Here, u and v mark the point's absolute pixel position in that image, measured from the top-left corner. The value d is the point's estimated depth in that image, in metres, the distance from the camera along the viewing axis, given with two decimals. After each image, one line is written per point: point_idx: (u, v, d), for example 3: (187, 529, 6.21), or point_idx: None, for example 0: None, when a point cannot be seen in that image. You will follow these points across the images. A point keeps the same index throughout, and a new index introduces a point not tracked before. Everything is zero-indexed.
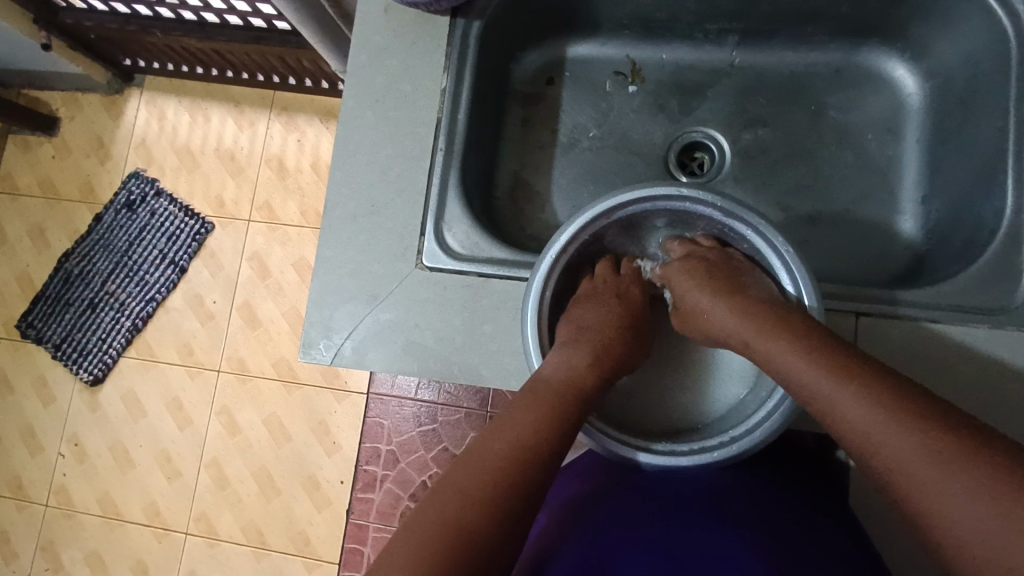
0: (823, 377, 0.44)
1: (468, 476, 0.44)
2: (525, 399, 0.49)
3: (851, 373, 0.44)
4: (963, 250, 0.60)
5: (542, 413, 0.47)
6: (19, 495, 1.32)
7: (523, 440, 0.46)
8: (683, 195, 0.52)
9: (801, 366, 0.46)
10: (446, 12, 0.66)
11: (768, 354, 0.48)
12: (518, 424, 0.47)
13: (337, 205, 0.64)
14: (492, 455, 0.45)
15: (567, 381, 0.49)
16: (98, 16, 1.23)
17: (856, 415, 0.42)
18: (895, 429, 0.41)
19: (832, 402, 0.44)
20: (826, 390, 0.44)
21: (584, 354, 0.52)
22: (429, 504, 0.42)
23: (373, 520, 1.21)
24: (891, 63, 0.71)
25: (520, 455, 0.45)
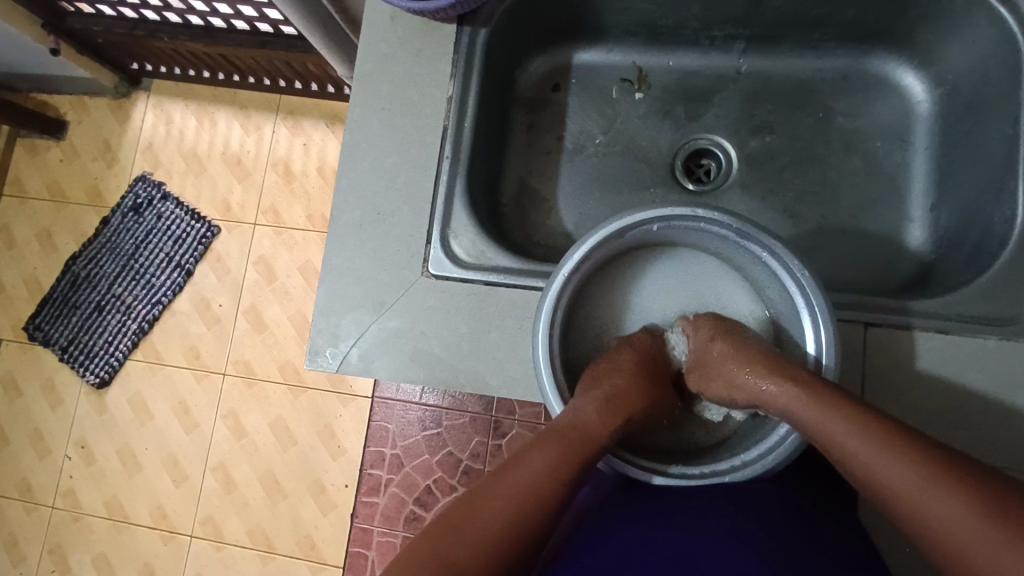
0: (872, 446, 0.42)
1: (464, 516, 0.43)
2: (534, 442, 0.48)
3: (903, 445, 0.41)
4: (971, 260, 0.60)
5: (549, 460, 0.46)
6: (27, 497, 1.33)
7: (529, 486, 0.44)
8: (697, 215, 0.52)
9: (847, 436, 0.43)
10: (452, 19, 0.66)
11: (789, 409, 0.47)
12: (526, 464, 0.46)
13: (343, 213, 0.65)
14: (492, 496, 0.44)
15: (574, 426, 0.48)
16: (105, 21, 1.23)
17: (911, 489, 0.40)
18: (954, 504, 0.38)
19: (884, 474, 0.41)
20: (879, 462, 0.41)
21: (599, 398, 0.51)
22: (421, 540, 0.42)
23: (378, 523, 1.21)
24: (899, 70, 0.70)
25: (521, 498, 0.44)
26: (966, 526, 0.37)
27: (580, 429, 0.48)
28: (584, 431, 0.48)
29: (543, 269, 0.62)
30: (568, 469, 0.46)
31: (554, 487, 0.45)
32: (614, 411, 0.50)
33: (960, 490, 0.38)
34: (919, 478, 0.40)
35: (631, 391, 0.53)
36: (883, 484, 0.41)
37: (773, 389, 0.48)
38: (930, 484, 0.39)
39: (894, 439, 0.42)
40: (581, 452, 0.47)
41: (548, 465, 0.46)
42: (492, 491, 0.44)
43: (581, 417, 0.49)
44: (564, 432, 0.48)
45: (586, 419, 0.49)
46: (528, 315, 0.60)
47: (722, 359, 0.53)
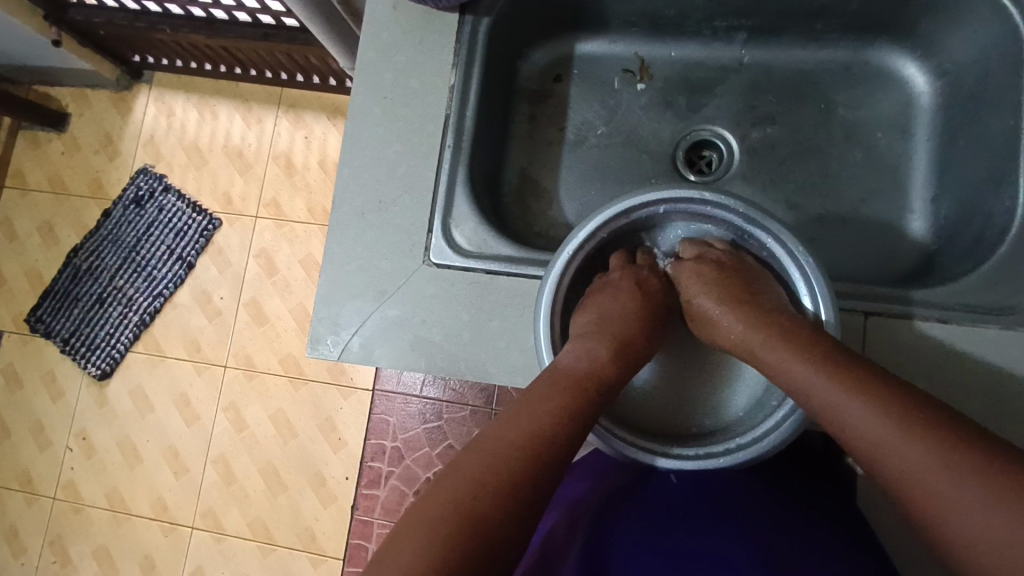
0: (865, 411, 0.43)
1: (481, 465, 0.43)
2: (542, 385, 0.48)
3: (894, 409, 0.42)
4: (971, 251, 0.60)
5: (561, 405, 0.47)
6: (28, 489, 1.33)
7: (541, 434, 0.45)
8: (705, 199, 0.52)
9: (820, 383, 0.45)
10: (454, 9, 0.66)
11: (783, 366, 0.47)
12: (537, 411, 0.46)
13: (345, 202, 0.65)
14: (507, 444, 0.44)
15: (585, 372, 0.49)
16: (107, 13, 1.23)
17: (903, 452, 0.41)
18: (944, 466, 0.39)
19: (877, 439, 0.42)
20: (872, 427, 0.42)
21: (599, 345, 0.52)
22: (439, 491, 0.42)
23: (378, 516, 1.21)
24: (902, 62, 0.70)
25: (536, 445, 0.45)
26: (954, 486, 0.38)
27: (589, 375, 0.49)
28: (593, 376, 0.49)
29: (544, 257, 0.62)
30: (580, 414, 0.47)
31: (566, 432, 0.46)
32: (620, 357, 0.52)
33: (949, 451, 0.39)
34: (910, 441, 0.41)
35: (631, 331, 0.54)
36: (875, 447, 0.42)
37: (768, 342, 0.49)
38: (920, 447, 0.40)
39: (885, 403, 0.43)
40: (590, 398, 0.48)
41: (561, 411, 0.46)
42: (497, 440, 0.45)
43: (593, 362, 0.50)
44: (573, 376, 0.49)
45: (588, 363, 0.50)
46: (528, 303, 0.60)
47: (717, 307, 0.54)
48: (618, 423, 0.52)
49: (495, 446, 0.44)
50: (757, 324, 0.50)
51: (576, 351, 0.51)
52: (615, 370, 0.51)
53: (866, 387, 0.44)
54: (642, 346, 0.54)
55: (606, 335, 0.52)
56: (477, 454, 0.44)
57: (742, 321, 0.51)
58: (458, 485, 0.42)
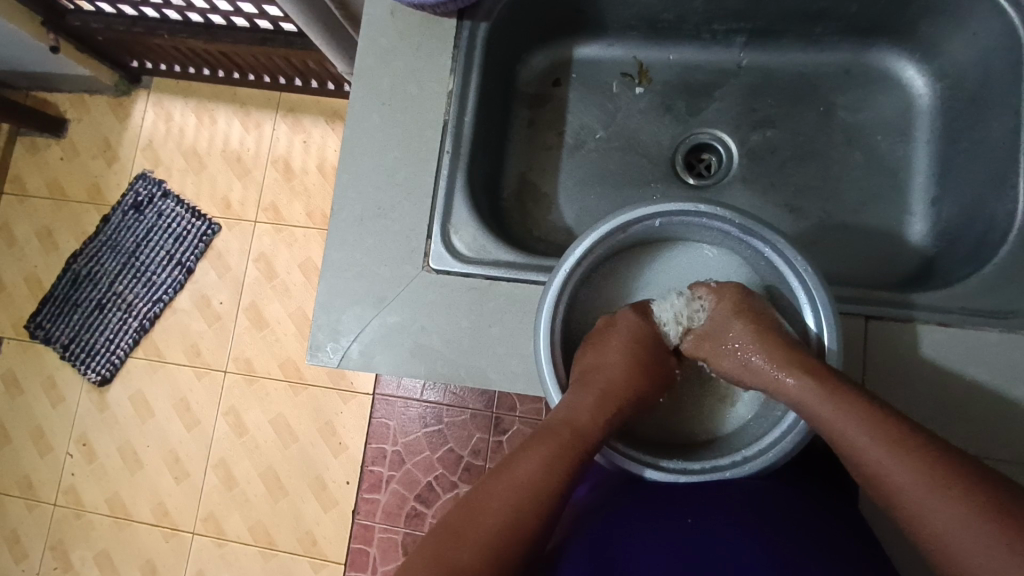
0: (884, 447, 0.43)
1: (465, 518, 0.44)
2: (530, 442, 0.49)
3: (913, 451, 0.42)
4: (972, 254, 0.60)
5: (544, 457, 0.47)
6: (29, 495, 1.33)
7: (525, 487, 0.46)
8: (700, 211, 0.52)
9: (857, 434, 0.44)
10: (452, 14, 0.66)
11: (800, 399, 0.47)
12: (522, 463, 0.47)
13: (344, 208, 0.64)
14: (492, 493, 0.46)
15: (564, 421, 0.49)
16: (105, 18, 1.23)
17: (918, 495, 0.41)
18: (957, 512, 0.39)
19: (892, 480, 0.42)
20: (888, 465, 0.42)
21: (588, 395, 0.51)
22: (426, 543, 0.44)
23: (379, 520, 1.21)
24: (901, 64, 0.70)
25: (515, 496, 0.45)
26: (965, 533, 0.39)
27: (571, 426, 0.49)
28: (575, 427, 0.49)
29: (544, 264, 0.61)
30: (563, 465, 0.47)
31: (552, 485, 0.46)
32: (606, 406, 0.51)
33: (965, 499, 0.39)
34: (926, 483, 0.41)
35: (621, 379, 0.52)
36: (891, 488, 0.42)
37: (798, 384, 0.47)
38: (936, 492, 0.40)
39: (903, 442, 0.42)
40: (573, 448, 0.48)
41: (543, 462, 0.47)
42: (484, 493, 0.46)
43: (575, 412, 0.50)
44: (554, 430, 0.49)
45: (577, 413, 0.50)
46: (529, 310, 0.60)
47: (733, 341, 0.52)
48: (628, 444, 0.52)
49: (481, 500, 0.45)
50: (774, 364, 0.49)
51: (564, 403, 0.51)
52: (599, 421, 0.50)
53: (884, 425, 0.43)
54: (633, 392, 0.53)
55: (589, 384, 0.52)
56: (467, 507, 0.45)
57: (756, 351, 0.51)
58: (447, 539, 0.43)
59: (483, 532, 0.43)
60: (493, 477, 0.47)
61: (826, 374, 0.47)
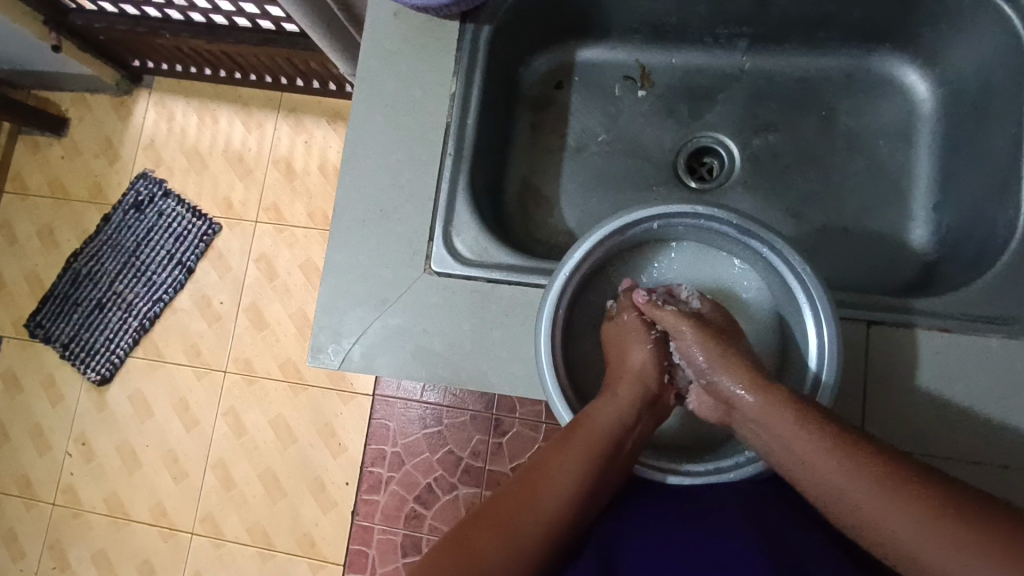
0: (846, 471, 0.43)
1: (504, 514, 0.45)
2: (565, 448, 0.49)
3: (892, 487, 0.42)
4: (975, 260, 0.60)
5: (580, 466, 0.48)
6: (27, 494, 1.33)
7: (564, 500, 0.46)
8: (698, 212, 0.52)
9: (814, 452, 0.45)
10: (456, 16, 0.66)
11: (772, 434, 0.47)
12: (559, 474, 0.47)
13: (346, 211, 0.65)
14: (533, 492, 0.46)
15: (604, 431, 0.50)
16: (107, 17, 1.23)
17: (885, 518, 0.41)
18: (941, 548, 0.39)
19: (872, 516, 0.42)
20: (865, 503, 0.42)
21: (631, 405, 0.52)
22: (468, 546, 0.43)
23: (378, 521, 1.21)
24: (904, 70, 0.70)
25: (554, 499, 0.46)
26: (920, 544, 0.40)
27: (609, 439, 0.49)
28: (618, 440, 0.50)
29: (546, 266, 0.61)
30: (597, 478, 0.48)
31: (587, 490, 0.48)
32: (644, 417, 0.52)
33: (918, 509, 0.40)
34: (910, 519, 0.40)
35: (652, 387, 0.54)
36: (857, 511, 0.43)
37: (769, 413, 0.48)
38: (919, 528, 0.40)
39: (879, 476, 0.42)
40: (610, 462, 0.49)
41: (580, 475, 0.47)
42: (526, 491, 0.46)
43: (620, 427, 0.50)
44: (596, 442, 0.49)
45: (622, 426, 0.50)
46: (530, 312, 0.60)
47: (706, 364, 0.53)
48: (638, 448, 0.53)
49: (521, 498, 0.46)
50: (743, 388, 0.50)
51: (610, 414, 0.51)
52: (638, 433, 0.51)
53: (860, 460, 0.43)
54: (661, 388, 0.55)
55: (632, 391, 0.53)
56: (507, 504, 0.46)
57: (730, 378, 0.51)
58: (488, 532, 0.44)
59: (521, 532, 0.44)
60: (531, 486, 0.47)
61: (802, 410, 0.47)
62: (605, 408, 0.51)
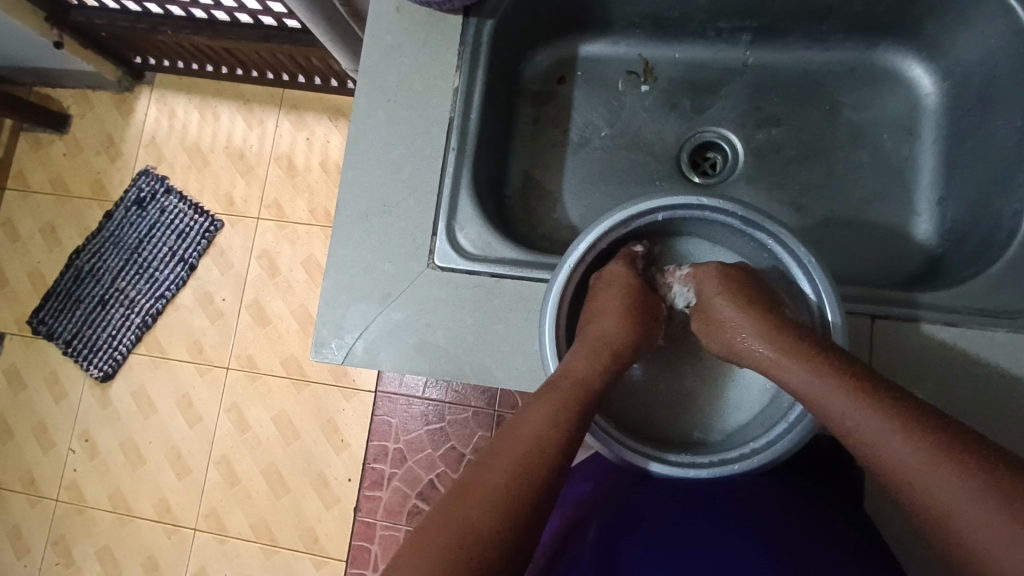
0: (846, 396, 0.44)
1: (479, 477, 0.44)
2: (532, 402, 0.49)
3: (910, 428, 0.42)
4: (979, 254, 0.60)
5: (548, 414, 0.47)
6: (31, 490, 1.33)
7: (530, 444, 0.46)
8: (702, 204, 0.52)
9: (815, 383, 0.46)
10: (458, 11, 0.66)
11: (792, 380, 0.47)
12: (526, 424, 0.47)
13: (349, 205, 0.64)
14: (504, 454, 0.45)
15: (563, 374, 0.49)
16: (109, 14, 1.23)
17: (882, 437, 0.43)
18: (954, 485, 0.40)
19: (889, 455, 0.42)
20: (883, 442, 0.42)
21: (586, 349, 0.51)
22: (443, 510, 0.43)
23: (381, 517, 1.21)
24: (908, 63, 0.70)
25: (528, 455, 0.45)
26: (920, 462, 0.41)
27: (572, 381, 0.49)
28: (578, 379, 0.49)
29: (549, 261, 0.61)
30: (566, 421, 0.47)
31: (557, 435, 0.46)
32: (601, 358, 0.51)
33: (914, 430, 0.42)
34: (925, 458, 0.41)
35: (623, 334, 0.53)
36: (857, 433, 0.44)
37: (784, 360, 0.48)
38: (934, 466, 0.41)
39: (896, 417, 0.43)
40: (577, 401, 0.48)
41: (547, 419, 0.47)
42: (498, 454, 0.46)
43: (581, 369, 0.50)
44: (557, 385, 0.49)
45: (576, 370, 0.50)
46: (533, 307, 0.60)
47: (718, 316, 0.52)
48: (638, 438, 0.52)
49: (494, 460, 0.45)
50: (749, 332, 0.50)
51: (565, 360, 0.50)
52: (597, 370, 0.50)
53: (880, 400, 0.44)
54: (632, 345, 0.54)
55: (589, 338, 0.52)
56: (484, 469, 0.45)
57: (741, 323, 0.50)
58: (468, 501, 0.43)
59: (501, 491, 0.43)
60: (504, 443, 0.46)
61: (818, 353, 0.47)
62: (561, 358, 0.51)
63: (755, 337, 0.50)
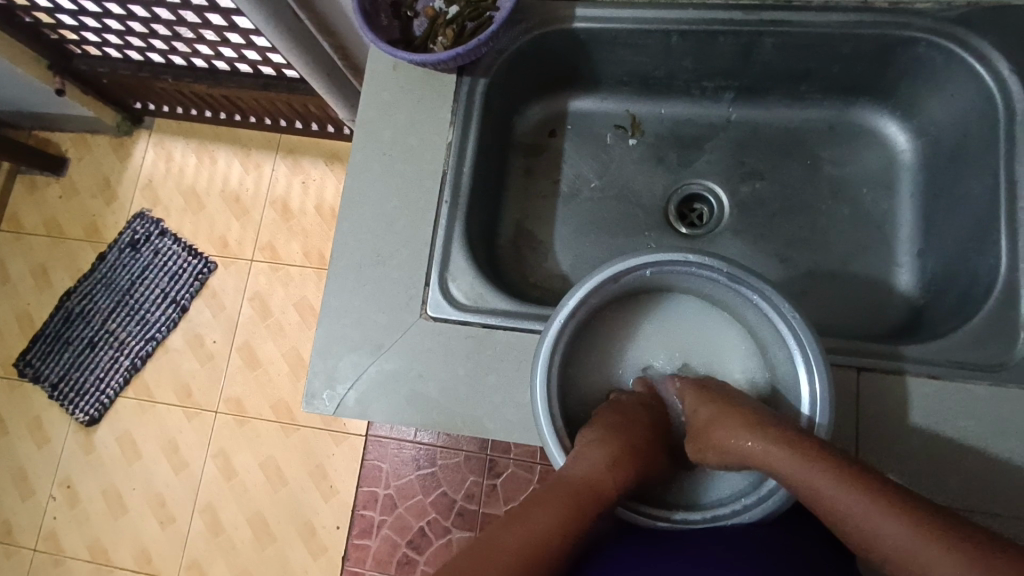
0: (880, 515, 0.43)
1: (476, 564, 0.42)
2: (542, 497, 0.48)
3: (891, 504, 0.43)
4: (959, 307, 0.61)
5: (561, 515, 0.46)
6: (8, 540, 1.29)
7: (537, 541, 0.44)
8: (689, 260, 0.53)
9: (847, 501, 0.44)
10: (452, 70, 0.69)
11: (765, 461, 0.48)
12: (534, 517, 0.46)
13: (343, 256, 0.65)
14: (505, 545, 0.44)
15: (584, 479, 0.48)
16: (111, 62, 1.26)
17: (923, 561, 0.41)
18: (964, 574, 0.39)
19: (873, 534, 0.43)
20: (866, 521, 0.43)
21: (609, 452, 0.50)
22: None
23: (370, 567, 1.18)
24: (884, 121, 0.73)
25: (533, 551, 0.44)
26: None
27: (591, 487, 0.48)
28: (596, 487, 0.48)
29: (540, 312, 0.62)
30: (576, 527, 0.46)
31: (563, 541, 0.45)
32: (625, 467, 0.50)
33: (958, 554, 0.40)
34: (963, 571, 0.39)
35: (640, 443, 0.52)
36: (896, 556, 0.42)
37: (758, 444, 0.49)
38: None
39: (875, 495, 0.44)
40: (590, 507, 0.47)
41: (560, 520, 0.46)
42: (502, 543, 0.44)
43: (599, 472, 0.49)
44: (573, 487, 0.48)
45: (598, 475, 0.49)
46: (525, 358, 0.60)
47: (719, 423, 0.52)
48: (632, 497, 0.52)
49: (496, 547, 0.44)
50: (761, 436, 0.49)
51: (585, 462, 0.49)
52: (619, 481, 0.49)
53: (874, 489, 0.44)
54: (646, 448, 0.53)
55: (613, 442, 0.51)
56: (483, 554, 0.43)
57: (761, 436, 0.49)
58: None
59: None
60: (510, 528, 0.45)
61: (823, 452, 0.46)
62: (577, 455, 0.50)
63: (766, 440, 0.49)
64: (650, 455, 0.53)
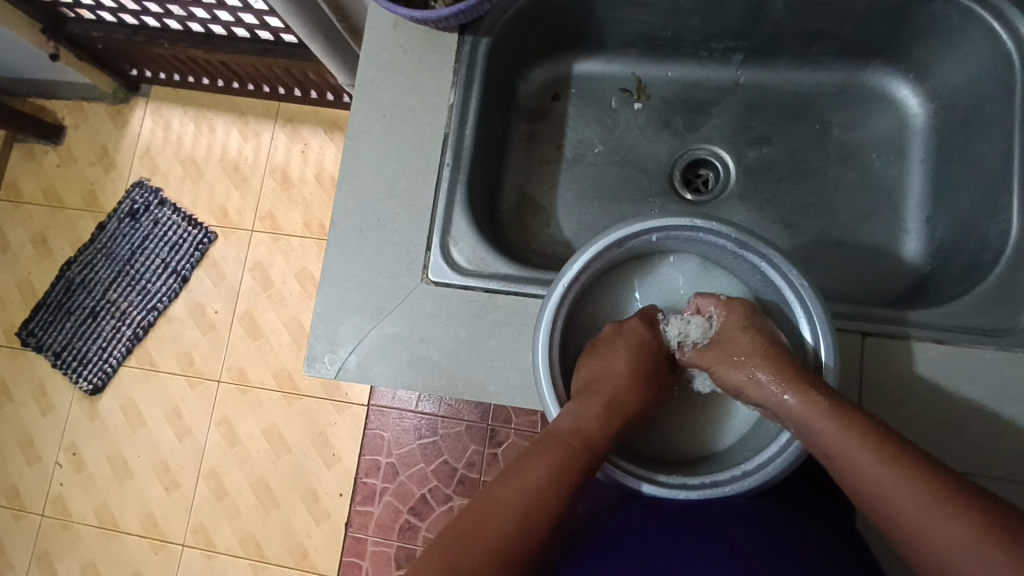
0: (889, 473, 0.43)
1: (471, 523, 0.44)
2: (532, 452, 0.49)
3: (902, 464, 0.43)
4: (968, 273, 0.61)
5: (550, 467, 0.47)
6: (16, 504, 1.31)
7: (528, 493, 0.46)
8: (695, 226, 0.52)
9: (857, 454, 0.44)
10: (454, 29, 0.67)
11: (800, 414, 0.47)
12: (525, 472, 0.47)
13: (343, 220, 0.65)
14: (497, 501, 0.45)
15: (572, 431, 0.49)
16: (106, 27, 1.24)
17: (921, 520, 0.41)
18: (961, 535, 0.40)
19: (890, 496, 0.42)
20: (890, 484, 0.42)
21: (593, 405, 0.51)
22: (433, 549, 0.43)
23: (372, 533, 1.20)
24: (896, 85, 0.71)
25: (526, 504, 0.45)
26: (962, 551, 0.39)
27: (579, 436, 0.49)
28: (583, 436, 0.49)
29: (542, 277, 0.62)
30: (570, 475, 0.47)
31: (557, 494, 0.46)
32: (610, 417, 0.51)
33: (960, 517, 0.40)
34: (960, 530, 0.40)
35: (626, 390, 0.53)
36: (897, 513, 0.42)
37: (795, 400, 0.47)
38: (972, 543, 0.39)
39: (906, 466, 0.43)
40: (582, 457, 0.48)
41: (549, 472, 0.47)
42: (495, 500, 0.46)
43: (581, 422, 0.50)
44: (562, 438, 0.49)
45: (582, 425, 0.49)
46: (527, 322, 0.60)
47: (740, 352, 0.52)
48: (622, 455, 0.52)
49: (490, 504, 0.45)
50: (773, 381, 0.49)
51: (568, 415, 0.50)
52: (604, 429, 0.50)
53: (886, 447, 0.44)
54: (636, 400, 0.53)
55: (598, 393, 0.52)
56: (478, 515, 0.45)
57: (778, 383, 0.49)
58: (460, 545, 0.43)
59: (494, 540, 0.43)
60: (502, 486, 0.47)
61: (824, 396, 0.47)
62: (564, 408, 0.51)
63: (781, 388, 0.49)
64: (639, 405, 0.53)
